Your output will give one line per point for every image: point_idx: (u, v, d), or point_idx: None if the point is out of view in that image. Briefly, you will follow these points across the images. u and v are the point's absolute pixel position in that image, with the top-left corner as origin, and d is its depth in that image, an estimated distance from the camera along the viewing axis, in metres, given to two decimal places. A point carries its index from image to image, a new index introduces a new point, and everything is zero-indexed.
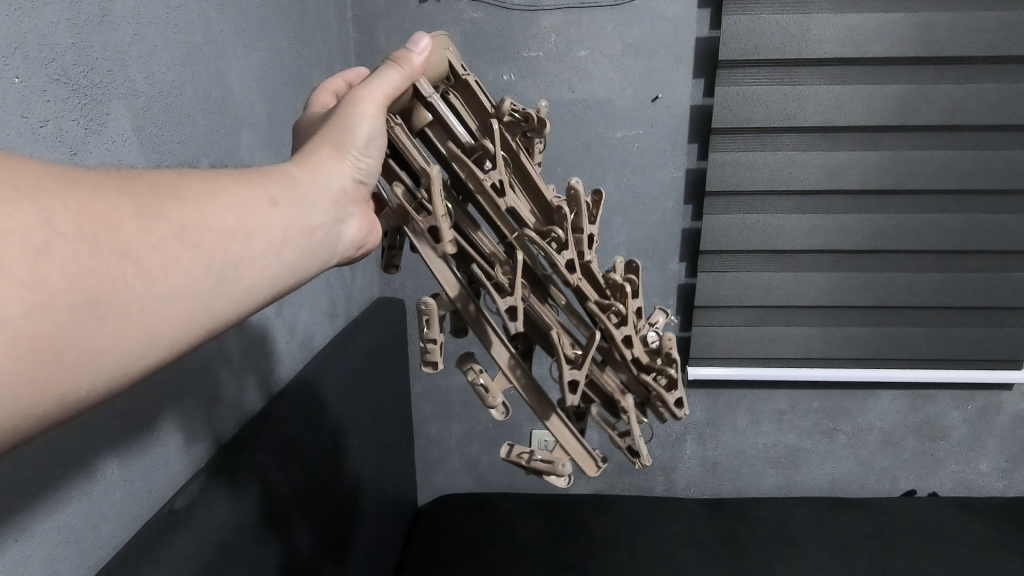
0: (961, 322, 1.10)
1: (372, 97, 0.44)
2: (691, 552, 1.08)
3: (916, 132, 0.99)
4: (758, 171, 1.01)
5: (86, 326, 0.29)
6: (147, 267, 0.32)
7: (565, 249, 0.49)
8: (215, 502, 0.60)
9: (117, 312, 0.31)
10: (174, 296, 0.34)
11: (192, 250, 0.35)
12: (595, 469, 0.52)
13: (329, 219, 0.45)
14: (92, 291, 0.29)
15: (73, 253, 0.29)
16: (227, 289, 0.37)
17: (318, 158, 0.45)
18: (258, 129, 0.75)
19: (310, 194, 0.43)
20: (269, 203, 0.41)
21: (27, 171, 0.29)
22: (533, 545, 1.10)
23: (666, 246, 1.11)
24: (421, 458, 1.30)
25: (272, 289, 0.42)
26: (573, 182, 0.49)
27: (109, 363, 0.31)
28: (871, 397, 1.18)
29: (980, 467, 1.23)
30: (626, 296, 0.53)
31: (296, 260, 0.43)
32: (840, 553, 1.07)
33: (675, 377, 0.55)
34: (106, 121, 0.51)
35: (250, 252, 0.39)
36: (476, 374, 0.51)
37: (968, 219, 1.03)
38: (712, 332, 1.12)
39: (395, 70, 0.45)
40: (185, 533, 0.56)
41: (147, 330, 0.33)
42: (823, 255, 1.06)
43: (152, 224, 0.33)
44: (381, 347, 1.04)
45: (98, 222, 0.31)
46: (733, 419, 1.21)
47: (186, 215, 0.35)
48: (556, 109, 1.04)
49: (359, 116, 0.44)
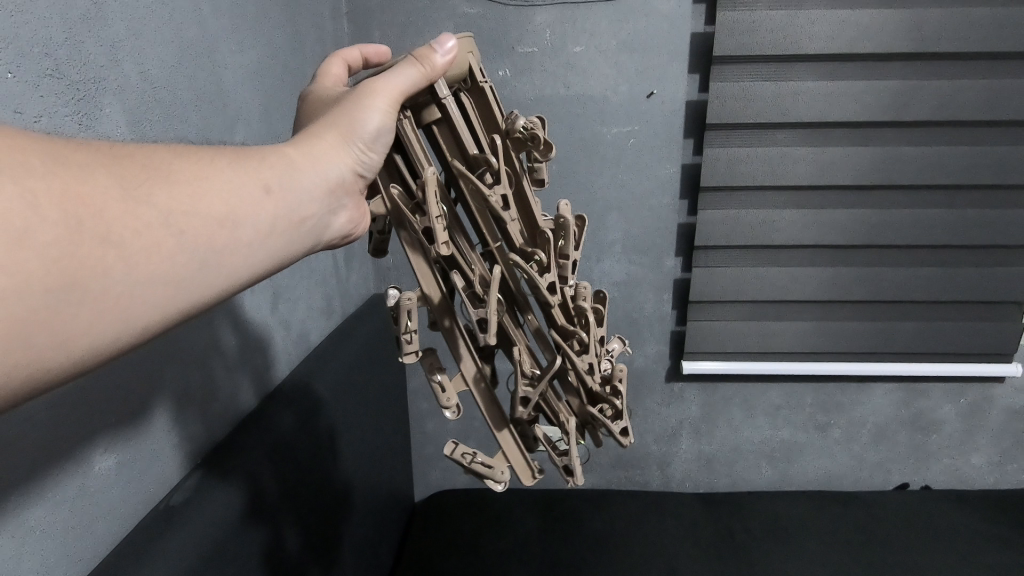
0: (954, 316, 1.11)
1: (388, 91, 0.45)
2: (685, 546, 1.09)
3: (909, 127, 0.99)
4: (752, 167, 1.01)
5: (63, 309, 0.30)
6: (128, 252, 0.33)
7: (546, 273, 0.51)
8: (211, 498, 0.61)
9: (93, 297, 0.31)
10: (153, 281, 0.34)
11: (175, 237, 0.35)
12: (531, 479, 0.55)
13: (322, 208, 0.45)
14: (70, 276, 0.30)
15: (53, 238, 0.29)
16: (209, 275, 0.38)
17: (321, 144, 0.45)
18: (254, 123, 0.76)
19: (306, 181, 0.44)
20: (262, 189, 0.41)
21: (13, 152, 0.30)
22: (529, 541, 1.10)
23: (660, 242, 1.11)
24: (418, 454, 1.31)
25: (257, 275, 0.42)
26: (563, 210, 0.50)
27: (86, 345, 0.32)
28: (865, 391, 1.19)
29: (972, 461, 1.24)
30: (590, 324, 0.54)
31: (284, 248, 0.44)
32: (832, 545, 1.08)
33: (621, 408, 0.57)
34: (100, 115, 0.52)
35: (237, 239, 0.39)
36: (435, 370, 0.52)
37: (961, 215, 1.03)
38: (707, 327, 1.12)
39: (414, 68, 0.45)
40: (182, 529, 0.57)
41: (125, 314, 0.33)
42: (817, 250, 1.07)
43: (137, 209, 0.34)
44: (377, 344, 1.05)
45: (82, 206, 0.31)
46: (728, 413, 1.22)
47: (173, 200, 0.36)
48: (550, 106, 1.04)
49: (370, 109, 0.45)
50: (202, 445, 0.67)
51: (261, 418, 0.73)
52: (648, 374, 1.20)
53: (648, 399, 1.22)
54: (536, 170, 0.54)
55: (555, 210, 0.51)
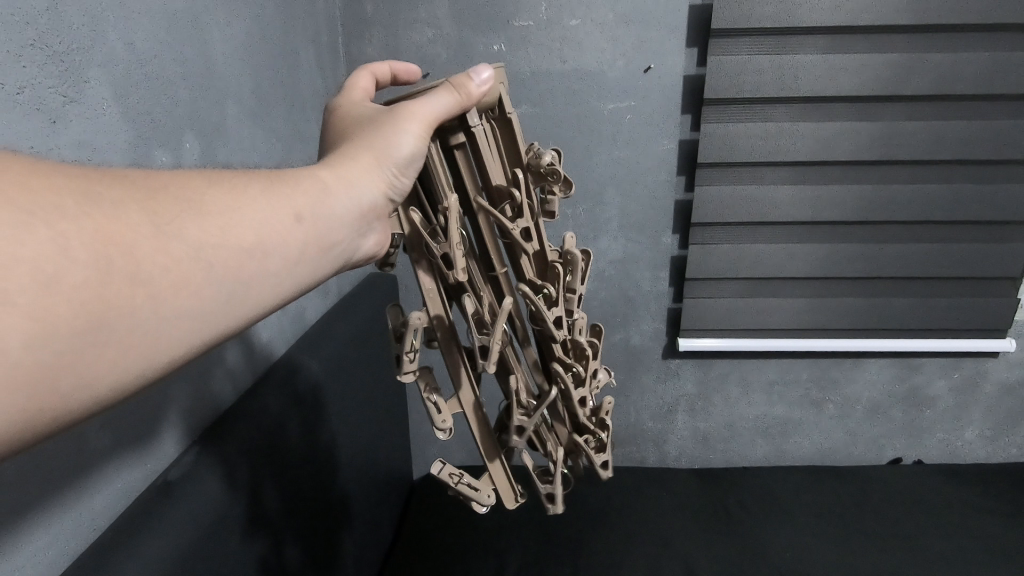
0: (950, 292, 1.11)
1: (423, 117, 0.44)
2: (680, 519, 1.11)
3: (909, 102, 0.98)
4: (750, 141, 1.00)
5: (88, 350, 0.31)
6: (157, 289, 0.33)
7: (553, 306, 0.50)
8: (211, 472, 0.62)
9: (119, 337, 0.32)
10: (181, 315, 0.35)
11: (204, 269, 0.36)
12: (511, 502, 0.56)
13: (353, 232, 0.45)
14: (97, 317, 0.30)
15: (82, 279, 0.30)
16: (236, 306, 0.38)
17: (353, 168, 0.45)
18: (243, 97, 0.75)
19: (337, 206, 0.43)
20: (293, 218, 0.41)
21: (45, 191, 0.30)
22: (525, 518, 1.11)
23: (656, 219, 1.10)
24: (415, 432, 1.32)
25: (285, 299, 0.43)
26: (568, 241, 0.50)
27: (108, 385, 0.32)
28: (860, 367, 1.20)
29: (965, 435, 1.25)
30: (588, 359, 0.52)
31: (314, 271, 0.44)
32: (824, 519, 1.09)
33: (604, 441, 0.56)
34: (85, 88, 0.51)
35: (267, 268, 0.39)
36: (430, 391, 0.51)
37: (958, 190, 1.03)
38: (703, 304, 1.12)
39: (450, 95, 0.44)
40: (183, 502, 0.58)
41: (152, 349, 0.34)
42: (812, 227, 1.06)
43: (168, 244, 0.34)
44: (373, 323, 1.04)
45: (113, 244, 0.31)
46: (724, 390, 1.23)
47: (205, 232, 0.36)
48: (546, 82, 1.03)
49: (404, 133, 0.44)
50: (198, 424, 0.67)
51: (255, 399, 0.72)
52: (645, 352, 1.20)
53: (643, 377, 1.22)
54: (546, 202, 0.52)
55: (561, 245, 0.50)
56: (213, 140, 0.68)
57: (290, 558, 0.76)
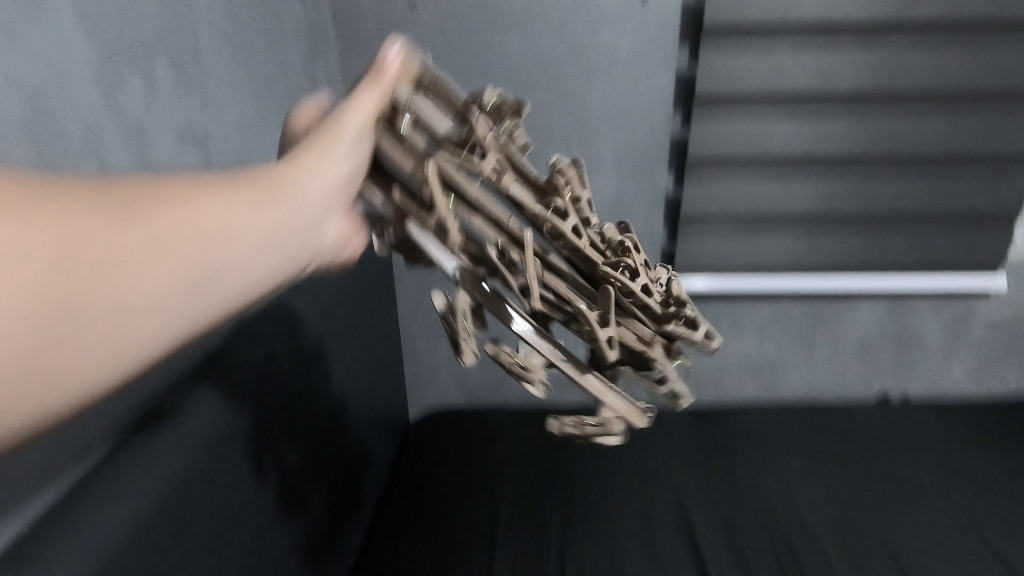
0: (946, 230, 1.10)
1: (356, 112, 0.37)
2: (669, 451, 1.13)
3: (915, 31, 0.94)
4: (750, 74, 0.97)
5: (42, 357, 0.27)
6: (113, 285, 0.29)
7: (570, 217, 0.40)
8: (205, 405, 0.62)
9: (76, 340, 0.28)
10: (146, 312, 0.31)
11: (165, 261, 0.31)
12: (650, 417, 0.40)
13: (325, 219, 0.40)
14: (45, 323, 0.27)
15: (24, 276, 0.26)
16: (204, 296, 0.34)
17: (304, 154, 0.38)
18: (221, 25, 0.71)
19: (305, 184, 0.38)
20: (256, 200, 0.36)
21: None
22: (520, 450, 1.13)
23: (651, 157, 1.08)
24: (410, 374, 1.33)
25: (264, 288, 0.38)
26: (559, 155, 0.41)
27: (59, 405, 0.28)
28: (851, 307, 1.20)
29: (952, 372, 1.27)
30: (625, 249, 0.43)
31: (292, 258, 0.39)
32: (808, 451, 1.12)
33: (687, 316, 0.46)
34: (46, 9, 0.48)
35: (238, 247, 0.35)
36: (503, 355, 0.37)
37: (960, 124, 1.01)
38: (697, 244, 1.12)
39: (369, 86, 0.38)
40: (177, 433, 0.58)
41: (117, 351, 0.30)
42: (810, 164, 1.04)
43: (123, 235, 0.30)
44: (365, 264, 1.03)
45: (60, 238, 0.27)
46: (716, 329, 1.23)
47: (165, 222, 0.31)
48: (538, 12, 0.99)
49: (339, 121, 0.37)
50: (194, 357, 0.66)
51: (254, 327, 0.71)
52: None
53: None
54: None
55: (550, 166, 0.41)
56: (190, 70, 0.66)
57: (287, 485, 0.76)
